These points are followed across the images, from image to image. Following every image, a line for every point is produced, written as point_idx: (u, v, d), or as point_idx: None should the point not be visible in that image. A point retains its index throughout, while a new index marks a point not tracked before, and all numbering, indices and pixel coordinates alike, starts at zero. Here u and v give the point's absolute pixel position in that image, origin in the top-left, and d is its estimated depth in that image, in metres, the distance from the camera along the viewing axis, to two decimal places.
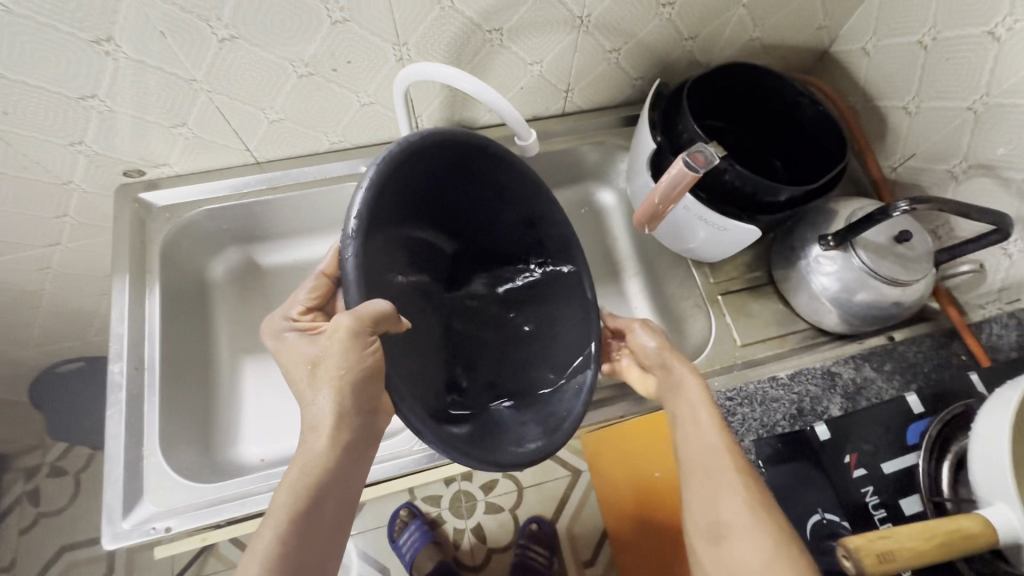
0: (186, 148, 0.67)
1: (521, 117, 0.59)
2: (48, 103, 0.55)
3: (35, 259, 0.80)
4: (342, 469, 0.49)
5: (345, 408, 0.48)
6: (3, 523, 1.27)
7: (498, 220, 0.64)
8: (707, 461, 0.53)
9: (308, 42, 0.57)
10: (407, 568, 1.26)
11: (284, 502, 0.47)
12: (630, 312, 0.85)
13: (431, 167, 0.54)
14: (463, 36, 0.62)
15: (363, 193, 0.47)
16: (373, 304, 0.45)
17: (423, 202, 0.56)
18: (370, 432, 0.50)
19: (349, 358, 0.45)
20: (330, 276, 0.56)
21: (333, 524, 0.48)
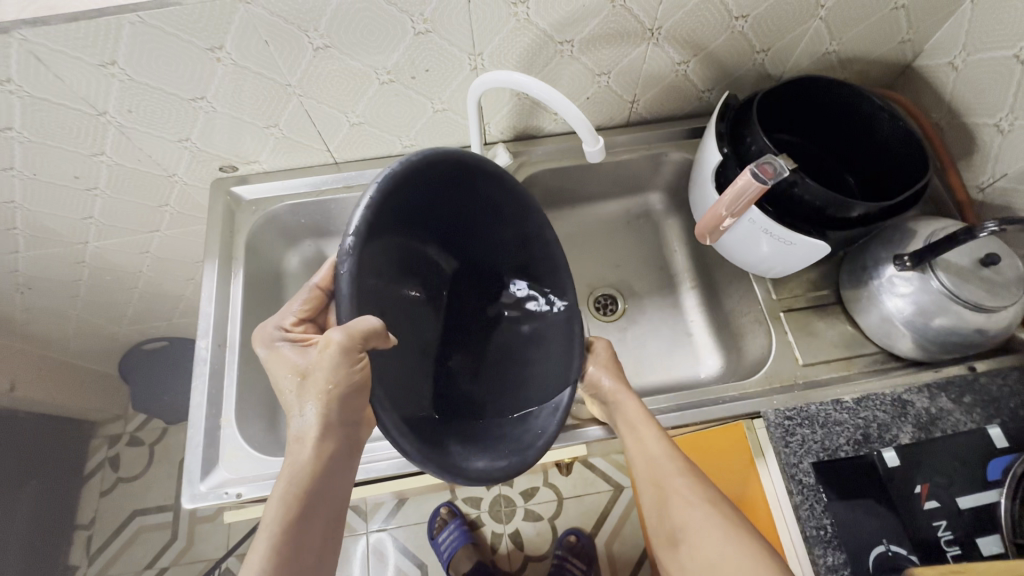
0: (276, 147, 0.73)
1: (586, 120, 0.55)
2: (165, 102, 0.62)
3: (138, 244, 0.89)
4: (330, 480, 0.52)
5: (332, 419, 0.52)
6: (87, 484, 1.40)
7: (494, 237, 0.68)
8: (658, 474, 0.61)
9: (390, 51, 0.61)
10: (445, 566, 1.28)
11: (273, 520, 0.49)
12: (685, 325, 0.84)
13: (437, 190, 0.59)
14: (536, 46, 0.64)
15: (367, 208, 0.51)
16: (366, 320, 0.49)
17: (426, 216, 0.60)
18: (354, 441, 0.55)
19: (338, 372, 0.50)
20: (323, 287, 0.59)
21: (325, 535, 0.51)
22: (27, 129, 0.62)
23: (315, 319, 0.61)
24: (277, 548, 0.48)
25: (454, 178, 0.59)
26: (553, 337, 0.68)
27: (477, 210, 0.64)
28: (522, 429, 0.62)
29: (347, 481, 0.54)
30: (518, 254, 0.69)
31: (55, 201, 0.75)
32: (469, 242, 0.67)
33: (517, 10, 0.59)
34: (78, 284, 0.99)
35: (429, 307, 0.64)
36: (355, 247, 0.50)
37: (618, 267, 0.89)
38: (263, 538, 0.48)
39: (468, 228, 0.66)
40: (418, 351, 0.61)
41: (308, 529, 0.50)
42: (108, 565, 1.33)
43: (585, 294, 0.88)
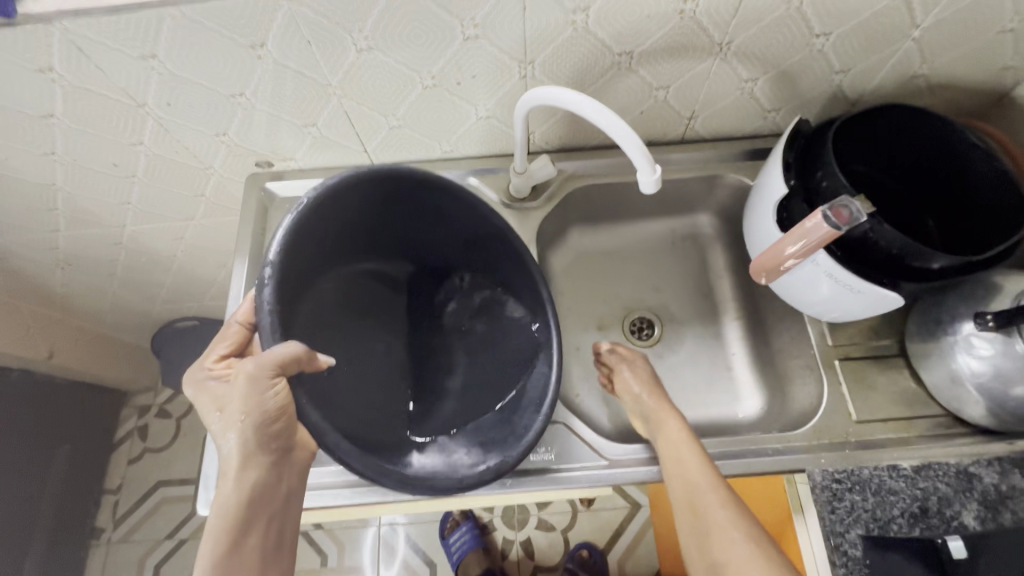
0: (313, 146, 0.71)
1: (639, 141, 0.49)
2: (204, 97, 0.60)
3: (173, 230, 0.89)
4: (261, 506, 0.50)
5: (249, 447, 0.49)
6: (117, 451, 1.45)
7: (443, 243, 0.68)
8: (695, 497, 0.54)
9: (437, 56, 0.57)
10: (453, 567, 1.28)
11: (206, 557, 0.46)
12: (724, 359, 0.79)
13: (368, 205, 0.59)
14: (592, 57, 0.60)
15: (280, 242, 0.52)
16: (283, 347, 0.49)
17: (351, 237, 0.62)
18: (283, 466, 0.52)
19: (252, 400, 0.49)
20: (244, 324, 0.59)
21: (261, 566, 0.49)
22: (68, 117, 0.61)
23: (242, 355, 0.60)
24: None
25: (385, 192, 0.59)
26: (503, 344, 0.68)
27: (418, 218, 0.64)
28: (503, 431, 0.61)
29: (285, 501, 0.52)
30: (464, 255, 0.69)
31: (93, 185, 0.75)
32: (414, 252, 0.68)
33: (576, 19, 0.54)
34: (115, 263, 1.00)
35: (381, 321, 0.67)
36: (272, 282, 0.51)
37: (657, 290, 0.84)
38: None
39: (410, 237, 0.67)
40: (373, 365, 0.63)
41: (242, 569, 0.47)
42: (131, 531, 1.38)
43: (619, 316, 0.84)
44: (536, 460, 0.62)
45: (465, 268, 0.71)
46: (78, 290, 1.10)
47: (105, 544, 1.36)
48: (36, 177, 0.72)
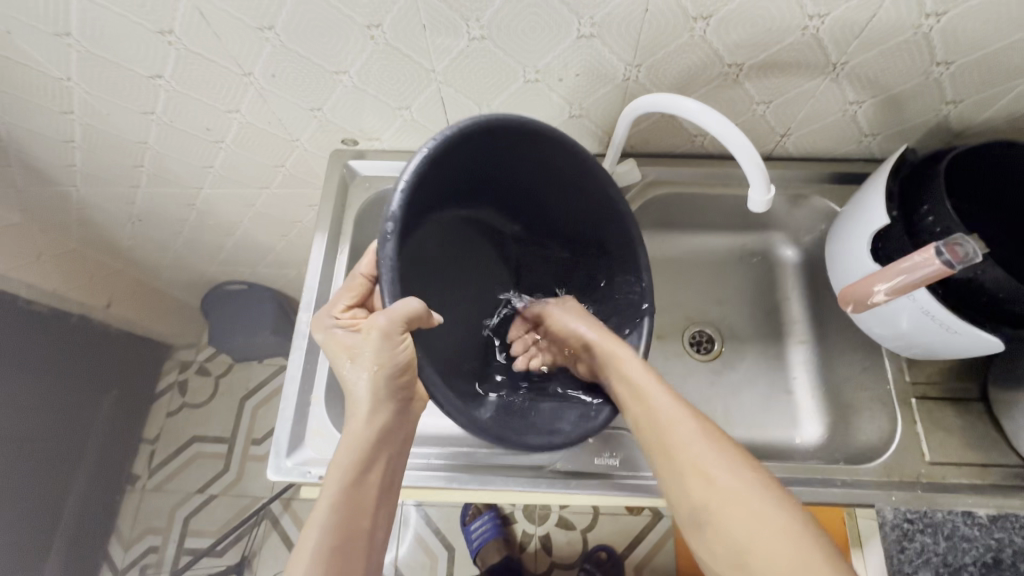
0: (401, 128, 0.71)
1: (757, 156, 0.48)
2: (309, 71, 0.61)
3: (246, 197, 0.90)
4: (385, 445, 0.55)
5: (381, 392, 0.54)
6: (157, 402, 1.50)
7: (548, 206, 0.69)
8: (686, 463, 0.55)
9: (546, 52, 0.57)
10: (472, 554, 1.30)
11: (335, 483, 0.51)
12: (785, 381, 0.78)
13: (485, 157, 0.60)
14: (700, 66, 0.59)
15: (404, 195, 0.53)
16: (409, 303, 0.52)
17: (462, 184, 0.63)
18: (405, 413, 0.57)
19: (385, 354, 0.53)
20: (368, 277, 0.60)
21: (378, 500, 0.53)
22: (175, 79, 0.63)
23: (365, 306, 0.62)
24: (338, 512, 0.51)
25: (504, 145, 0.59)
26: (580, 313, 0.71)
27: (528, 178, 0.65)
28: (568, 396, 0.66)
29: (402, 446, 0.57)
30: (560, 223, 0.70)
31: (183, 147, 0.76)
32: (518, 208, 0.70)
33: (695, 26, 0.53)
34: (183, 223, 1.02)
35: (472, 276, 0.70)
36: (394, 236, 0.52)
37: (722, 304, 0.84)
38: (325, 503, 0.51)
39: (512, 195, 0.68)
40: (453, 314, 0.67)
41: (366, 496, 0.52)
42: (165, 480, 1.43)
43: (680, 327, 0.83)
44: (601, 464, 0.63)
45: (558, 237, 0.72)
46: (142, 244, 1.13)
47: (140, 490, 1.41)
48: (130, 134, 0.74)
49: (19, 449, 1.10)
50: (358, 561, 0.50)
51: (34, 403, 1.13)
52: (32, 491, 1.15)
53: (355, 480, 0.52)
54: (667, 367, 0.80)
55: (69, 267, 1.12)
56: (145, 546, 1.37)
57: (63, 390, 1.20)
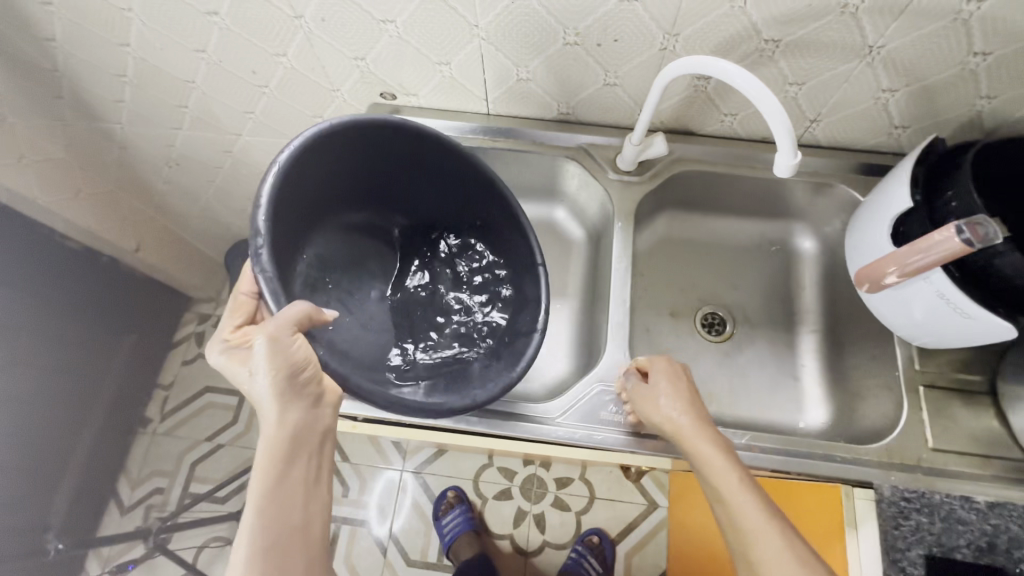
0: (438, 86, 0.73)
1: (788, 118, 0.49)
2: (358, 18, 0.63)
3: (282, 146, 0.93)
4: (300, 443, 0.54)
5: (281, 393, 0.53)
6: (175, 350, 1.54)
7: (431, 194, 0.74)
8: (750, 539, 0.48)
9: (588, 14, 0.58)
10: (445, 547, 1.31)
11: (257, 490, 0.51)
12: (793, 367, 0.79)
13: (359, 158, 0.65)
14: (737, 39, 0.60)
15: (265, 211, 0.56)
16: (295, 308, 0.56)
17: (336, 190, 0.67)
18: (319, 408, 0.56)
19: (278, 357, 0.54)
20: (251, 294, 0.63)
21: (306, 496, 0.53)
22: (229, 17, 0.65)
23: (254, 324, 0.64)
24: (263, 515, 0.50)
25: (367, 148, 0.65)
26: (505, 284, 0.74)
27: (404, 172, 0.70)
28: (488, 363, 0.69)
29: (320, 440, 0.56)
30: (456, 210, 0.75)
31: (228, 89, 0.79)
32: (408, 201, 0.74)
33: None
34: (217, 170, 1.05)
35: (371, 266, 0.73)
36: (267, 248, 0.56)
37: (736, 289, 0.85)
38: (248, 511, 0.50)
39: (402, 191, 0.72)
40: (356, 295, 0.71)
41: (290, 496, 0.52)
42: (176, 426, 1.47)
43: (693, 307, 0.84)
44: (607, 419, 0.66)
45: (460, 219, 0.76)
46: (175, 191, 1.17)
47: (151, 433, 1.46)
48: (180, 72, 0.77)
49: (43, 376, 1.15)
50: (297, 557, 0.50)
51: (61, 335, 1.18)
52: (52, 419, 1.19)
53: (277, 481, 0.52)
54: (677, 344, 0.82)
55: (105, 206, 1.16)
56: (151, 487, 1.41)
57: (88, 326, 1.24)
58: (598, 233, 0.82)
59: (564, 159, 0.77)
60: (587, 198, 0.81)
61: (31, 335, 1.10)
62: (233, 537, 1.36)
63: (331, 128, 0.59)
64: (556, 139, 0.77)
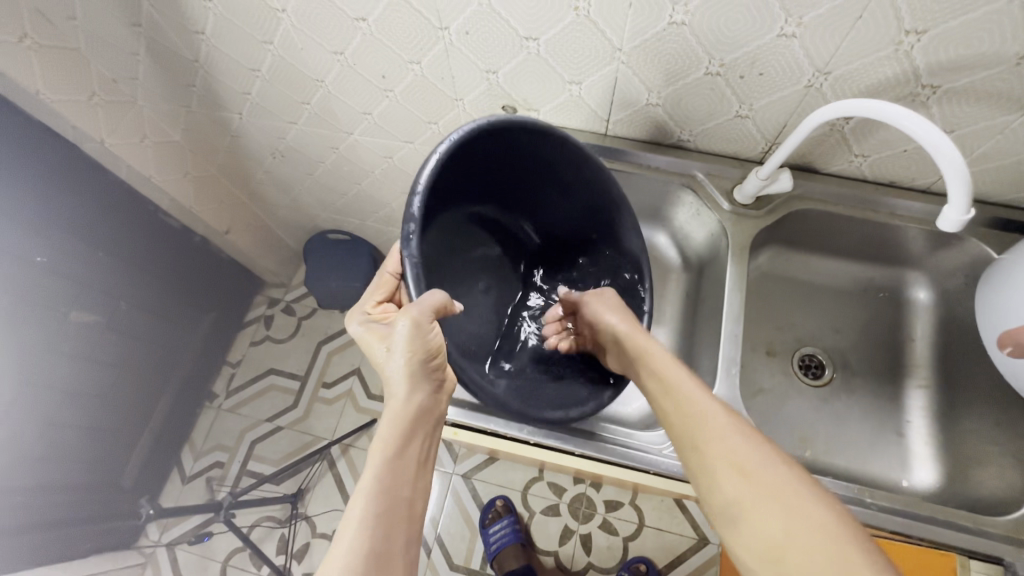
0: (562, 104, 0.74)
1: (965, 165, 0.49)
2: (503, 34, 0.64)
3: (388, 148, 0.96)
4: (417, 422, 0.56)
5: (411, 373, 0.56)
6: (245, 330, 1.60)
7: (558, 206, 0.74)
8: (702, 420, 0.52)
9: (741, 46, 0.58)
10: (489, 556, 1.29)
11: (378, 458, 0.52)
12: (899, 421, 0.76)
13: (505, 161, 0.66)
14: (891, 82, 0.58)
15: (421, 198, 0.58)
16: (435, 297, 0.58)
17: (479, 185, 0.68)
18: (436, 396, 0.59)
19: (418, 339, 0.57)
20: (395, 275, 0.66)
21: (415, 476, 0.53)
22: (375, 24, 0.68)
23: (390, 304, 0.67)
24: (380, 483, 0.50)
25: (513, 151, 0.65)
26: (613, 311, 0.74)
27: (533, 177, 0.70)
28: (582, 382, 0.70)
29: (431, 428, 0.58)
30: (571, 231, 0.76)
31: (353, 90, 0.82)
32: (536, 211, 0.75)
33: (905, 40, 0.53)
34: (319, 165, 1.09)
35: (487, 260, 0.75)
36: (416, 236, 0.58)
37: (838, 332, 0.82)
38: (368, 475, 0.50)
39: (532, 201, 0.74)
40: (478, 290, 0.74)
41: (405, 470, 0.52)
42: (240, 403, 1.52)
43: (791, 347, 0.82)
44: None
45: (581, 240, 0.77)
46: (272, 181, 1.22)
47: (216, 408, 1.51)
48: (311, 71, 0.80)
49: (132, 343, 1.21)
50: (403, 531, 0.49)
51: (152, 306, 1.24)
52: (135, 385, 1.25)
53: (395, 454, 0.53)
54: (774, 383, 0.79)
55: (206, 188, 1.21)
56: (212, 460, 1.46)
57: (175, 300, 1.31)
58: (702, 264, 0.81)
59: (677, 184, 0.77)
60: (696, 227, 0.80)
61: (128, 303, 1.17)
62: (284, 518, 1.39)
63: (488, 122, 0.60)
64: (671, 165, 0.76)
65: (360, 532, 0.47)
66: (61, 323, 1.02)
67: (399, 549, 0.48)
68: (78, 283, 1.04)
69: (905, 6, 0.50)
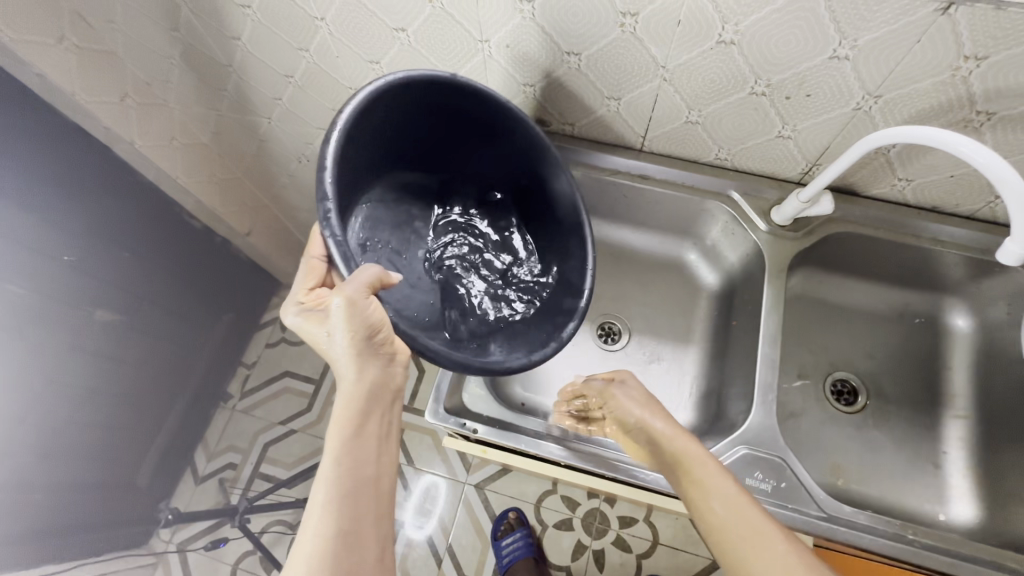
0: (598, 119, 0.73)
1: None
2: (545, 49, 0.63)
3: None
4: (373, 400, 0.57)
5: (356, 353, 0.56)
6: (261, 331, 1.60)
7: (485, 163, 0.71)
8: (731, 530, 0.50)
9: (790, 67, 0.57)
10: (501, 570, 1.28)
11: (333, 442, 0.54)
12: (936, 452, 0.74)
13: (426, 116, 0.63)
14: (944, 108, 0.57)
15: (331, 172, 0.54)
16: (369, 270, 0.56)
17: (395, 149, 0.65)
18: (391, 367, 0.60)
19: (356, 318, 0.56)
20: (322, 258, 0.61)
21: (377, 452, 0.56)
22: (415, 35, 0.67)
23: None
24: (339, 466, 0.52)
25: (435, 105, 0.62)
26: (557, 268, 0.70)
27: (460, 130, 0.66)
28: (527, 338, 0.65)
29: (390, 401, 0.59)
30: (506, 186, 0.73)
31: None
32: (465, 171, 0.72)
33: (963, 65, 0.52)
34: None
35: (418, 228, 0.71)
36: (335, 214, 0.53)
37: (873, 358, 0.80)
38: (326, 460, 0.53)
39: (459, 161, 0.71)
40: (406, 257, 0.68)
41: (366, 449, 0.55)
42: (254, 405, 1.52)
43: (824, 371, 0.80)
44: (752, 485, 0.61)
45: (512, 197, 0.73)
46: (296, 185, 1.22)
47: (231, 409, 1.51)
48: (346, 79, 0.80)
49: (152, 343, 1.21)
50: (368, 507, 0.52)
51: (173, 306, 1.24)
52: (153, 385, 1.26)
53: (353, 434, 0.55)
54: (807, 409, 0.77)
55: (230, 191, 1.22)
56: (225, 461, 1.46)
57: (196, 301, 1.31)
58: (734, 284, 0.80)
59: (713, 204, 0.76)
60: (730, 247, 0.79)
61: (150, 303, 1.17)
62: (295, 523, 1.39)
63: (406, 79, 0.57)
64: (707, 184, 0.75)
65: (324, 517, 0.50)
66: (85, 321, 1.02)
67: (364, 527, 0.51)
68: (103, 282, 1.04)
69: (967, 32, 0.49)
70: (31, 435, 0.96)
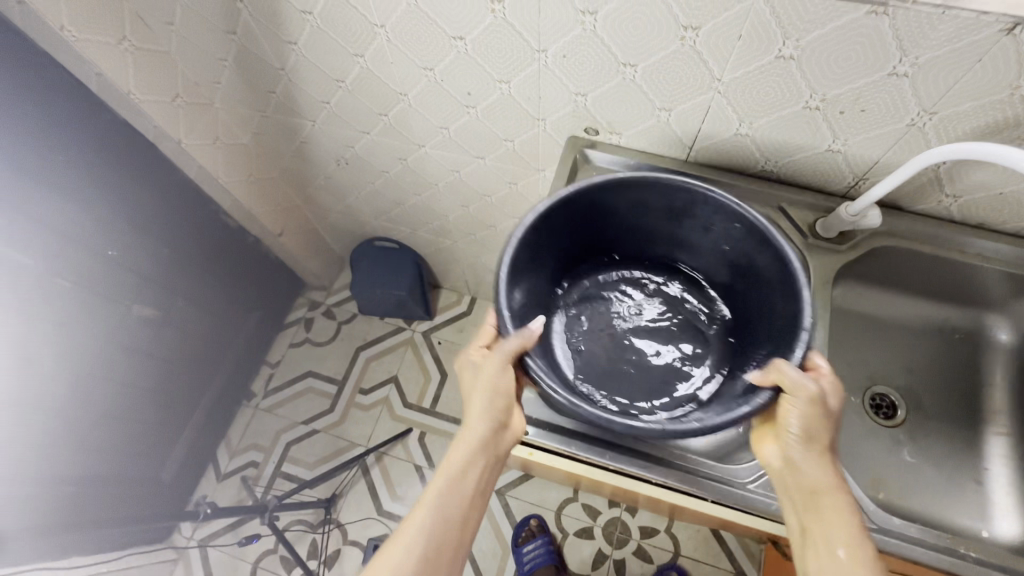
0: (646, 129, 0.74)
1: None
2: (602, 59, 0.65)
3: (456, 161, 0.97)
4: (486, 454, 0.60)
5: (482, 409, 0.60)
6: (285, 331, 1.61)
7: (692, 244, 0.68)
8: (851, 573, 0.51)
9: (847, 82, 0.58)
10: None
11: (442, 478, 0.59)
12: (976, 469, 0.74)
13: (615, 204, 0.65)
14: (999, 126, 0.58)
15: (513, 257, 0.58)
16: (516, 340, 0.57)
17: (584, 236, 0.68)
18: (510, 430, 0.62)
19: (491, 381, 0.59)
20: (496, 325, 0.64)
21: (472, 501, 0.59)
22: (472, 42, 0.69)
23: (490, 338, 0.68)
24: (438, 499, 0.58)
25: (625, 192, 0.64)
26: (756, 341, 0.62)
27: (656, 211, 0.66)
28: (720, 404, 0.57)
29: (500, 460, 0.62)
30: (722, 266, 0.67)
31: (435, 105, 0.83)
32: (687, 253, 0.69)
33: (1021, 84, 0.53)
34: (382, 175, 1.11)
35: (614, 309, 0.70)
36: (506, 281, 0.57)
37: (911, 373, 0.80)
38: (430, 489, 0.58)
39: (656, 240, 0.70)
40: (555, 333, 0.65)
41: (462, 495, 0.59)
42: (277, 404, 1.53)
43: (863, 385, 0.80)
44: None
45: (726, 283, 0.68)
46: (330, 187, 1.23)
47: (254, 407, 1.52)
48: (396, 84, 0.81)
49: (184, 339, 1.23)
50: (448, 544, 0.57)
51: (206, 304, 1.26)
52: (182, 381, 1.27)
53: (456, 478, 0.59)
54: (846, 421, 0.78)
55: (265, 191, 1.24)
56: (246, 459, 1.47)
57: (226, 299, 1.33)
58: None
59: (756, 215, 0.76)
60: None
61: (184, 300, 1.19)
62: (316, 523, 1.39)
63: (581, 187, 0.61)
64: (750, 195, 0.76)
65: (412, 539, 0.56)
66: (124, 316, 1.04)
67: (437, 560, 0.56)
68: (143, 278, 1.06)
69: None
70: (69, 426, 0.98)
